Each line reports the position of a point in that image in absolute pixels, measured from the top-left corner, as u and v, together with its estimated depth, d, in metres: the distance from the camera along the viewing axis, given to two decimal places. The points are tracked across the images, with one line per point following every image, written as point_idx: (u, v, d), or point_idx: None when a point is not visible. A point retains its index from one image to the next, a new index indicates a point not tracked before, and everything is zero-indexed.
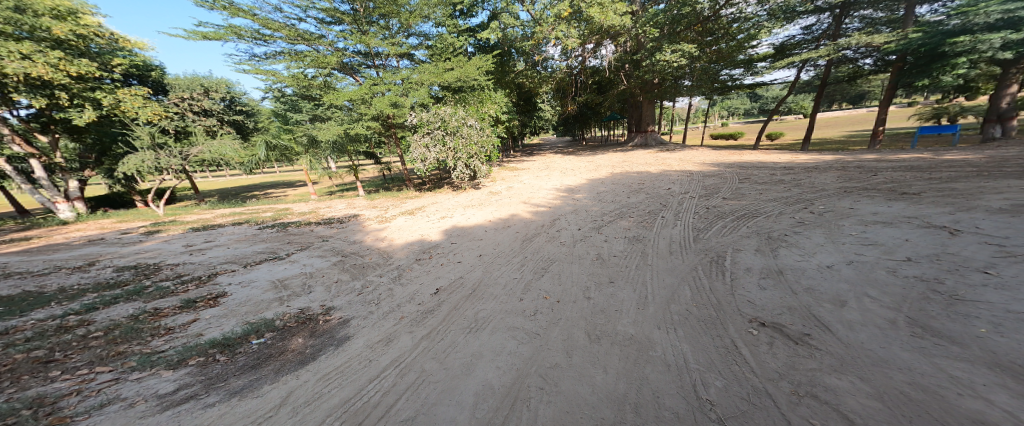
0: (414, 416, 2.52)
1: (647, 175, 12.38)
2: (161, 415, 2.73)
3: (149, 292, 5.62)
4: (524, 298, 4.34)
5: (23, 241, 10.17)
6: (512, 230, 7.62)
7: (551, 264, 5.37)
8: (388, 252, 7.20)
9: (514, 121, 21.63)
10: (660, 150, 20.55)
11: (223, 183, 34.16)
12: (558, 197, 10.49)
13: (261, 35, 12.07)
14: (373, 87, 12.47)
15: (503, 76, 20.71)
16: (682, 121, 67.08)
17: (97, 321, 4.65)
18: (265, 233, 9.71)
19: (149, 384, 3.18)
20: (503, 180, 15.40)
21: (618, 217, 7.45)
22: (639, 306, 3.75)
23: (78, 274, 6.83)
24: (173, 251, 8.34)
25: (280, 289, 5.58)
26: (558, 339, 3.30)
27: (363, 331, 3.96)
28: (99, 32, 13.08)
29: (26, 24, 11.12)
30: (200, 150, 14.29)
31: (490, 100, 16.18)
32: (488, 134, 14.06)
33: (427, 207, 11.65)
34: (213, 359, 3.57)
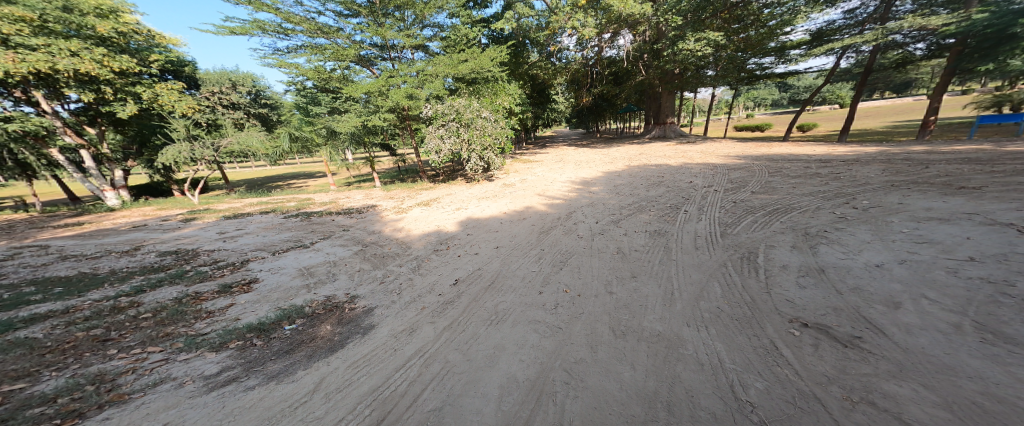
0: (441, 407, 2.54)
1: (666, 168, 12.03)
2: (207, 397, 2.86)
3: (189, 276, 5.92)
4: (544, 291, 4.31)
5: (76, 226, 10.90)
6: (528, 223, 7.56)
7: (570, 258, 5.31)
8: (405, 242, 7.30)
9: (527, 113, 21.43)
10: (679, 143, 19.94)
11: (248, 174, 35.64)
12: (574, 189, 10.36)
13: (284, 29, 12.31)
14: (389, 80, 12.49)
15: (517, 67, 20.52)
16: (702, 112, 64.80)
17: (145, 303, 4.94)
18: (290, 222, 10.03)
19: (195, 366, 3.34)
20: (516, 173, 15.33)
21: (640, 210, 7.27)
22: (666, 303, 3.65)
23: (126, 257, 7.28)
24: (208, 238, 8.74)
25: (307, 276, 5.78)
26: (581, 333, 3.25)
27: (388, 321, 4.03)
28: (137, 29, 13.48)
29: (74, 23, 11.73)
30: (230, 141, 15.07)
31: (503, 92, 16.13)
32: (502, 126, 14.00)
33: (442, 198, 11.73)
34: (252, 343, 3.71)
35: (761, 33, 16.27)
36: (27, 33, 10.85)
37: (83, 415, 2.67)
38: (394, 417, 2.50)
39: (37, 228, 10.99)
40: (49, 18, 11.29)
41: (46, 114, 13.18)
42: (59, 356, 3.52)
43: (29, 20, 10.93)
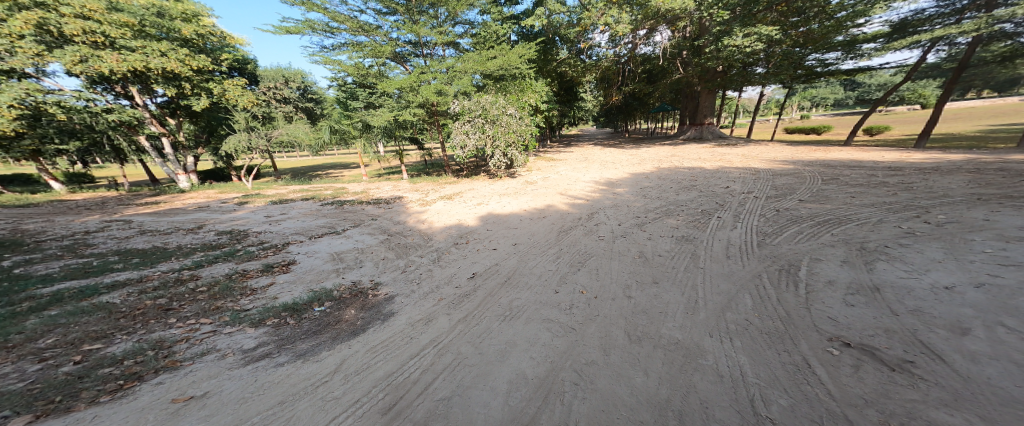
0: (450, 396, 2.59)
1: (697, 171, 11.58)
2: (243, 369, 3.09)
3: (240, 255, 6.43)
4: (559, 290, 4.27)
5: (155, 204, 12.31)
6: (547, 221, 7.52)
7: (589, 259, 5.23)
8: (428, 234, 7.49)
9: (554, 112, 21.26)
10: (718, 144, 19.14)
11: (292, 163, 38.17)
12: (600, 189, 10.19)
13: (330, 27, 12.94)
14: (420, 76, 12.81)
15: (546, 65, 20.42)
16: (746, 112, 61.06)
17: (203, 276, 5.43)
18: (326, 209, 10.61)
19: (237, 339, 3.63)
20: (539, 170, 15.26)
21: (668, 214, 7.04)
22: (688, 311, 3.51)
23: (191, 234, 8.06)
24: (258, 220, 9.45)
25: (337, 261, 6.09)
26: (595, 335, 3.21)
27: (406, 309, 4.17)
28: (212, 31, 15.28)
29: (164, 27, 13.81)
30: (280, 132, 16.24)
31: (531, 89, 16.11)
32: (527, 123, 14.02)
33: (464, 193, 11.92)
34: (287, 322, 3.96)
35: (826, 25, 14.56)
36: (129, 36, 12.65)
37: (144, 376, 3.00)
38: (405, 402, 2.58)
39: (124, 205, 12.62)
40: (146, 23, 13.20)
41: (140, 106, 15.03)
42: (130, 321, 3.99)
43: (133, 27, 12.87)
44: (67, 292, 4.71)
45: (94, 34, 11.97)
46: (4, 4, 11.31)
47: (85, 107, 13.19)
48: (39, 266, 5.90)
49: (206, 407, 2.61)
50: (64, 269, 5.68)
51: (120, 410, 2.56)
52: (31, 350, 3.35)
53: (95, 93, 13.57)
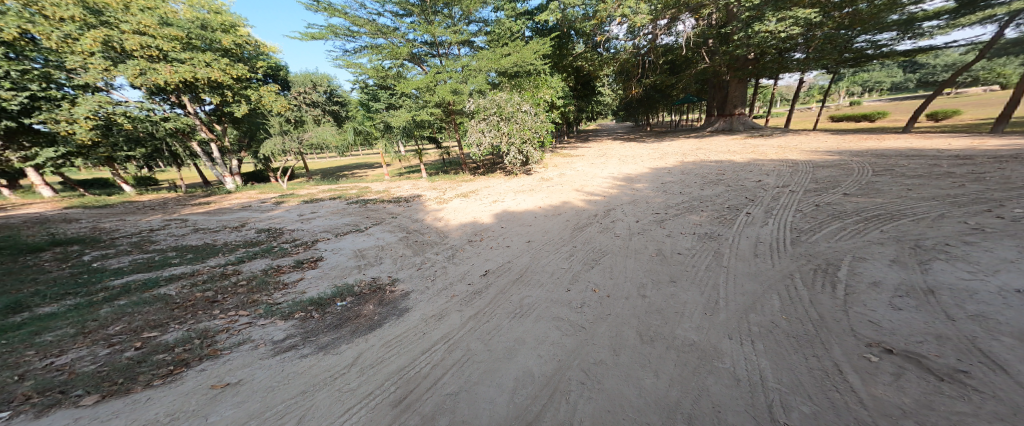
0: (457, 392, 2.64)
1: (720, 165, 11.10)
2: (273, 359, 3.30)
3: (275, 251, 6.88)
4: (571, 288, 4.23)
5: (206, 205, 13.55)
6: (562, 218, 7.45)
7: (603, 257, 5.13)
8: (444, 231, 7.64)
9: (570, 107, 21.00)
10: (749, 136, 18.22)
11: (323, 164, 40.14)
12: (620, 185, 10.00)
13: (351, 32, 13.39)
14: (436, 76, 13.03)
15: (560, 60, 20.48)
16: (785, 99, 57.26)
17: (243, 271, 5.87)
18: (351, 208, 11.06)
19: (269, 330, 3.88)
20: (555, 167, 15.14)
21: (690, 210, 6.81)
22: (707, 312, 3.39)
23: (235, 232, 8.77)
24: (291, 218, 10.04)
25: (359, 257, 6.34)
26: (604, 335, 3.16)
27: (420, 305, 4.28)
28: (248, 41, 17.09)
29: (207, 39, 15.35)
30: (310, 135, 16.56)
31: (545, 85, 16.05)
32: (542, 119, 13.92)
33: (480, 190, 12.04)
34: (312, 315, 4.20)
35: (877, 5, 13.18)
36: (179, 49, 14.16)
37: (189, 363, 3.28)
38: (415, 395, 2.66)
39: (181, 205, 14.01)
40: (193, 35, 14.95)
41: (190, 113, 16.70)
42: (183, 312, 4.45)
43: (181, 40, 14.32)
44: (135, 285, 5.40)
45: (149, 49, 13.41)
46: (76, 24, 12.45)
47: (149, 116, 14.16)
48: (113, 261, 6.83)
49: (239, 393, 2.79)
50: (133, 266, 6.42)
51: (168, 394, 2.82)
52: (103, 336, 3.83)
53: (155, 104, 14.98)
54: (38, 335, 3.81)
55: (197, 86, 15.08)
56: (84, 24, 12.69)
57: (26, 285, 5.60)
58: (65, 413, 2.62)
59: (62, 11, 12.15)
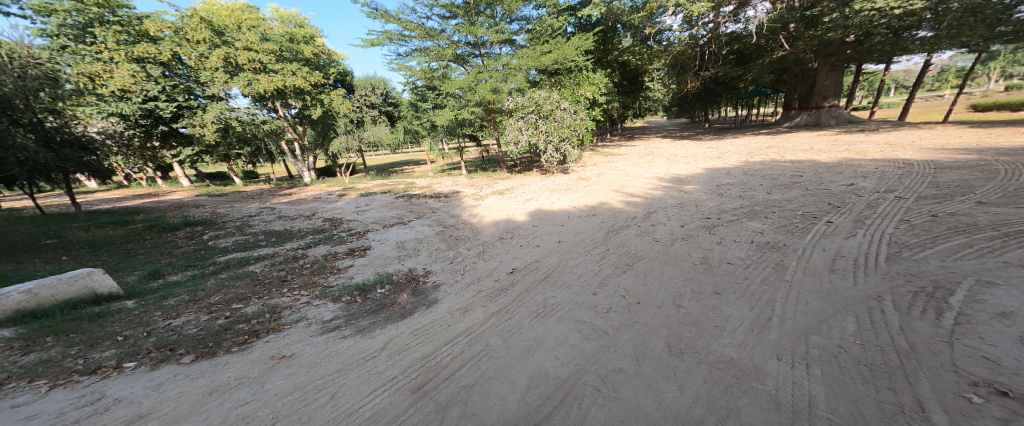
0: (472, 385, 2.67)
1: (788, 167, 9.90)
2: (320, 337, 3.62)
3: (335, 239, 7.60)
4: (598, 292, 4.07)
5: (290, 195, 15.51)
6: (597, 219, 7.20)
7: (637, 262, 4.88)
8: (478, 228, 7.80)
9: (613, 104, 20.45)
10: (841, 132, 15.90)
11: (380, 160, 43.43)
12: (669, 186, 9.40)
13: (403, 36, 14.16)
14: (477, 75, 13.38)
15: (605, 54, 19.80)
16: (899, 85, 48.39)
17: (308, 255, 6.56)
18: (398, 201, 11.76)
19: (320, 311, 4.27)
20: (594, 166, 14.72)
21: (751, 216, 6.18)
22: (755, 329, 3.05)
23: (305, 220, 9.88)
24: (349, 209, 10.99)
25: (400, 248, 6.73)
26: (629, 342, 3.00)
27: (448, 298, 4.41)
28: (323, 50, 19.34)
29: (294, 51, 17.79)
30: (368, 134, 18.74)
31: (587, 81, 15.69)
32: (582, 117, 13.59)
33: (516, 188, 12.11)
34: (357, 300, 4.54)
35: None
36: (272, 60, 16.59)
37: (259, 334, 3.73)
38: (433, 383, 2.73)
39: (272, 195, 16.16)
40: (285, 48, 17.46)
41: (281, 116, 19.15)
42: (261, 288, 5.10)
43: (274, 52, 16.78)
44: (232, 261, 6.39)
45: (254, 62, 16.18)
46: (207, 45, 15.98)
47: (254, 119, 18.03)
48: (222, 239, 8.17)
49: (291, 366, 3.09)
50: (234, 244, 7.62)
51: (238, 360, 3.23)
52: (206, 304, 4.57)
53: (257, 108, 18.21)
54: (166, 300, 4.72)
55: (286, 92, 17.67)
56: (211, 43, 16.09)
57: (164, 257, 7.01)
58: (169, 367, 3.14)
59: (198, 34, 15.56)
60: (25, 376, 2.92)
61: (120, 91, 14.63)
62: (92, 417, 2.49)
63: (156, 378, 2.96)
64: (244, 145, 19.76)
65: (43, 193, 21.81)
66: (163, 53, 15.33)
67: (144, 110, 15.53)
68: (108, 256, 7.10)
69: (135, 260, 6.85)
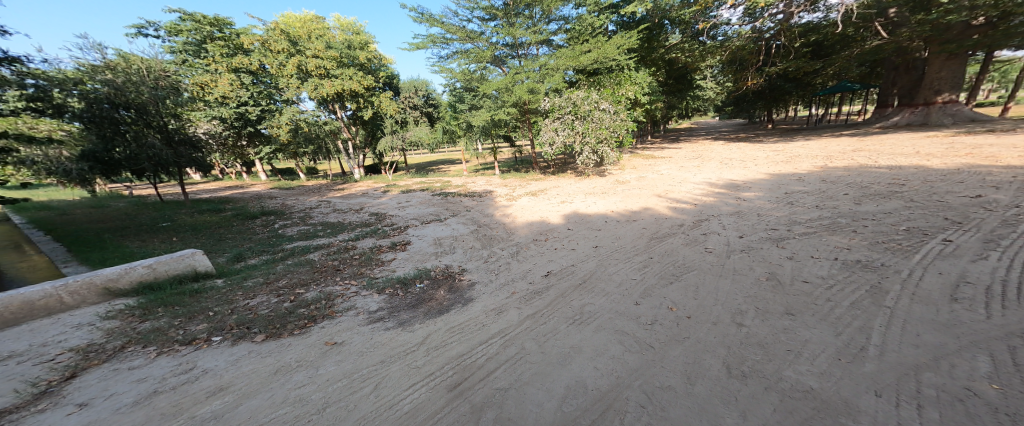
0: (507, 388, 2.65)
1: (867, 174, 8.74)
2: (365, 328, 3.80)
3: (380, 232, 8.03)
4: (641, 303, 3.87)
5: (341, 191, 16.63)
6: (638, 225, 6.91)
7: (686, 273, 4.56)
8: (512, 228, 7.81)
9: (657, 103, 19.76)
10: (945, 133, 13.67)
11: (424, 158, 45.48)
12: (725, 192, 8.76)
13: (445, 39, 14.64)
14: (515, 76, 13.54)
15: (649, 51, 19.14)
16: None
17: (358, 247, 6.99)
18: (435, 199, 12.15)
19: (366, 301, 4.51)
20: (634, 169, 14.24)
21: (834, 229, 5.40)
22: (844, 359, 2.55)
23: (354, 214, 10.56)
24: (392, 205, 11.55)
25: (438, 245, 6.94)
26: (677, 358, 2.79)
27: (483, 297, 4.45)
28: (375, 55, 20.44)
29: (352, 57, 19.03)
30: (411, 134, 19.94)
31: (629, 81, 15.34)
32: (622, 118, 13.16)
33: (549, 190, 11.99)
34: (398, 293, 4.73)
35: None
36: (332, 66, 17.97)
37: (317, 320, 4.03)
38: (469, 383, 2.75)
39: (326, 190, 17.45)
40: (345, 55, 18.74)
41: (339, 118, 20.47)
42: (319, 275, 5.51)
43: (337, 60, 18.35)
44: (297, 248, 7.05)
45: (320, 69, 17.72)
46: (283, 56, 17.63)
47: (318, 121, 19.85)
48: (290, 228, 9.04)
49: (341, 353, 3.28)
50: (297, 233, 8.39)
51: (296, 343, 3.50)
52: (276, 287, 5.06)
53: (321, 112, 20.05)
54: (245, 280, 5.33)
55: (344, 97, 19.10)
56: (288, 53, 17.82)
57: (247, 242, 7.86)
58: (244, 345, 3.50)
59: (278, 45, 17.42)
60: (139, 342, 3.60)
61: (221, 97, 17.63)
62: (184, 385, 2.87)
63: (235, 354, 3.32)
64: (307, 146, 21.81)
65: (162, 183, 26.46)
66: (253, 64, 17.92)
67: (236, 114, 18.77)
68: (206, 239, 8.29)
69: (226, 243, 7.85)
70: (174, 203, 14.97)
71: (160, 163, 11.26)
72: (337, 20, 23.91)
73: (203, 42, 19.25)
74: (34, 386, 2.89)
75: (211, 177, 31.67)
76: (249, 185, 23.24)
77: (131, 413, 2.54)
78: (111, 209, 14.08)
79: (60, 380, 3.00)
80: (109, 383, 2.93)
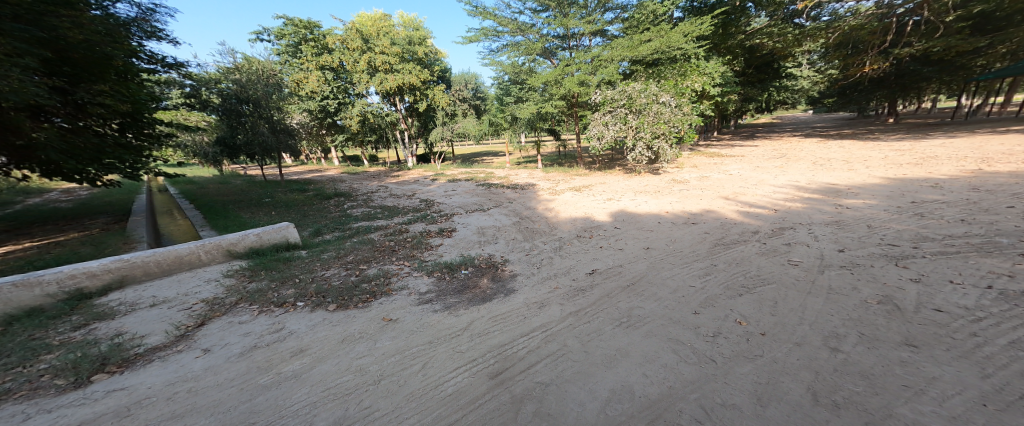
0: (548, 383, 2.64)
1: (1011, 186, 7.07)
2: (416, 308, 4.02)
3: (428, 218, 8.43)
4: (701, 313, 3.59)
5: (394, 177, 17.70)
6: (699, 229, 6.41)
7: (760, 286, 4.10)
8: (554, 223, 7.71)
9: (731, 95, 18.31)
10: None
11: (473, 149, 46.60)
12: (810, 199, 7.75)
13: (497, 32, 14.78)
14: (565, 69, 13.26)
15: (726, 39, 17.76)
16: None
17: (410, 231, 7.41)
18: (479, 189, 12.41)
19: (417, 283, 4.78)
20: (694, 168, 13.24)
21: (988, 252, 4.31)
22: (991, 405, 2.02)
23: (406, 199, 11.20)
24: (439, 193, 12.04)
25: (481, 234, 7.10)
26: (743, 377, 2.54)
27: (525, 289, 4.48)
28: (432, 50, 21.37)
29: (411, 51, 20.11)
30: (460, 126, 20.56)
31: (696, 71, 14.28)
32: (685, 112, 12.24)
33: (594, 186, 11.64)
34: (445, 277, 4.96)
35: None
36: (395, 61, 19.10)
37: (376, 296, 4.35)
38: (510, 373, 2.79)
39: (382, 176, 18.70)
40: (406, 50, 19.84)
41: (399, 110, 21.75)
42: (378, 254, 5.94)
43: (399, 55, 19.45)
44: (360, 228, 7.67)
45: (385, 64, 18.96)
46: (355, 52, 19.13)
47: (381, 113, 21.40)
48: (355, 209, 9.91)
49: (395, 330, 3.52)
50: (360, 214, 9.18)
51: (360, 315, 3.84)
52: (344, 261, 5.58)
53: (384, 104, 21.47)
54: (322, 253, 5.96)
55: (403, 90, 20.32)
56: (360, 50, 19.26)
57: (323, 218, 8.78)
58: (320, 312, 3.91)
59: (354, 43, 18.91)
60: (248, 300, 4.23)
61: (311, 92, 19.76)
62: (275, 343, 3.31)
63: (313, 319, 3.74)
64: (372, 134, 23.63)
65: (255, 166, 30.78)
66: (335, 61, 19.38)
67: (320, 107, 20.94)
68: (292, 214, 9.46)
69: (308, 218, 8.88)
70: (273, 183, 17.29)
71: (266, 149, 14.22)
72: (401, 17, 25.41)
73: (300, 43, 21.57)
74: (178, 329, 3.60)
75: (296, 162, 36.13)
76: (324, 169, 25.98)
77: (237, 363, 2.99)
78: (230, 185, 16.89)
79: (194, 326, 3.68)
80: (225, 334, 3.51)
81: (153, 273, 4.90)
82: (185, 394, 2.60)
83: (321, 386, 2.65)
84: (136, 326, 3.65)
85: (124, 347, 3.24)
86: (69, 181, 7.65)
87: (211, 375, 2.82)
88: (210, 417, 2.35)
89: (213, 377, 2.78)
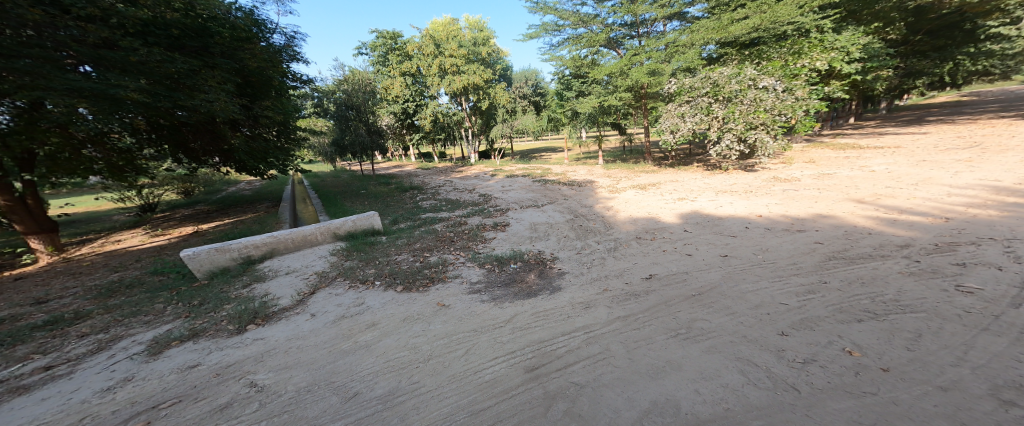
0: (584, 385, 2.58)
1: None
2: (465, 297, 4.25)
3: (485, 212, 8.76)
4: (787, 334, 3.09)
5: (458, 173, 18.72)
6: (805, 238, 5.50)
7: (882, 310, 3.33)
8: (612, 222, 7.34)
9: (882, 70, 15.02)
10: None
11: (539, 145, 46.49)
12: (1012, 208, 5.67)
13: (558, 26, 14.58)
14: (632, 58, 12.46)
15: (870, 4, 15.45)
16: None
17: (469, 223, 7.79)
18: (535, 185, 12.43)
19: (471, 273, 5.03)
20: (814, 165, 11.23)
21: None
22: None
23: (467, 193, 11.78)
24: (496, 188, 12.39)
25: (533, 229, 7.17)
26: (833, 412, 2.13)
27: (572, 288, 4.40)
28: (494, 49, 22.00)
29: (474, 52, 21.05)
30: (519, 123, 20.89)
31: (820, 46, 12.12)
32: (797, 98, 10.50)
33: (662, 184, 10.81)
34: (495, 269, 5.13)
35: None
36: (461, 62, 20.08)
37: (434, 281, 4.71)
38: (546, 370, 2.79)
39: (448, 172, 19.93)
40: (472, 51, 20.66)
41: (464, 109, 22.82)
42: (441, 244, 6.37)
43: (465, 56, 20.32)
44: (427, 219, 8.31)
45: (453, 66, 20.02)
46: (428, 56, 20.44)
47: (449, 112, 22.76)
48: (423, 202, 10.77)
49: (446, 315, 3.77)
50: (428, 206, 9.98)
51: (419, 298, 4.20)
52: (412, 248, 6.13)
53: (451, 105, 22.71)
54: (397, 239, 6.64)
55: (467, 91, 21.16)
56: (432, 54, 20.44)
57: (399, 209, 9.74)
58: (391, 292, 4.39)
59: (426, 47, 20.01)
60: (343, 275, 4.94)
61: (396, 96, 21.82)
62: (356, 315, 3.82)
63: (385, 298, 4.22)
64: (441, 132, 25.29)
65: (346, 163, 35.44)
66: (414, 67, 21.01)
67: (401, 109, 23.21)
68: (375, 204, 10.69)
69: (389, 208, 9.97)
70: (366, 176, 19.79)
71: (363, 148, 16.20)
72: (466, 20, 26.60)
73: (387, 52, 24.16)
74: (298, 294, 4.40)
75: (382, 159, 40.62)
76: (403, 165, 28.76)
77: (327, 329, 3.54)
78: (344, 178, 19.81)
79: (308, 293, 4.44)
80: (326, 302, 4.17)
81: (290, 248, 6.03)
82: (293, 349, 3.18)
83: (383, 358, 3.00)
84: (277, 289, 4.56)
85: (267, 305, 4.10)
86: (251, 175, 10.53)
87: (312, 336, 3.39)
88: (307, 372, 2.82)
89: (311, 338, 3.35)
